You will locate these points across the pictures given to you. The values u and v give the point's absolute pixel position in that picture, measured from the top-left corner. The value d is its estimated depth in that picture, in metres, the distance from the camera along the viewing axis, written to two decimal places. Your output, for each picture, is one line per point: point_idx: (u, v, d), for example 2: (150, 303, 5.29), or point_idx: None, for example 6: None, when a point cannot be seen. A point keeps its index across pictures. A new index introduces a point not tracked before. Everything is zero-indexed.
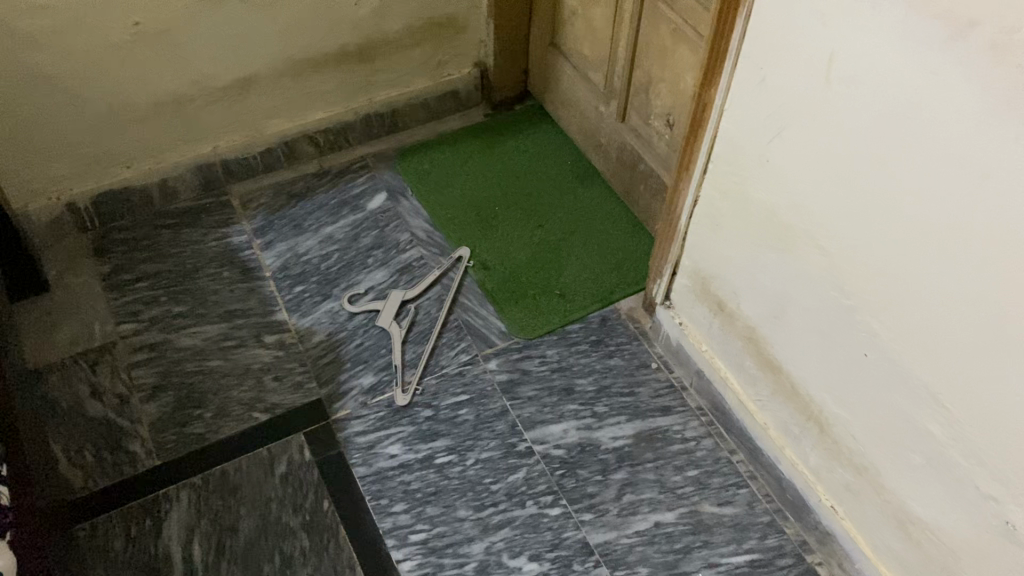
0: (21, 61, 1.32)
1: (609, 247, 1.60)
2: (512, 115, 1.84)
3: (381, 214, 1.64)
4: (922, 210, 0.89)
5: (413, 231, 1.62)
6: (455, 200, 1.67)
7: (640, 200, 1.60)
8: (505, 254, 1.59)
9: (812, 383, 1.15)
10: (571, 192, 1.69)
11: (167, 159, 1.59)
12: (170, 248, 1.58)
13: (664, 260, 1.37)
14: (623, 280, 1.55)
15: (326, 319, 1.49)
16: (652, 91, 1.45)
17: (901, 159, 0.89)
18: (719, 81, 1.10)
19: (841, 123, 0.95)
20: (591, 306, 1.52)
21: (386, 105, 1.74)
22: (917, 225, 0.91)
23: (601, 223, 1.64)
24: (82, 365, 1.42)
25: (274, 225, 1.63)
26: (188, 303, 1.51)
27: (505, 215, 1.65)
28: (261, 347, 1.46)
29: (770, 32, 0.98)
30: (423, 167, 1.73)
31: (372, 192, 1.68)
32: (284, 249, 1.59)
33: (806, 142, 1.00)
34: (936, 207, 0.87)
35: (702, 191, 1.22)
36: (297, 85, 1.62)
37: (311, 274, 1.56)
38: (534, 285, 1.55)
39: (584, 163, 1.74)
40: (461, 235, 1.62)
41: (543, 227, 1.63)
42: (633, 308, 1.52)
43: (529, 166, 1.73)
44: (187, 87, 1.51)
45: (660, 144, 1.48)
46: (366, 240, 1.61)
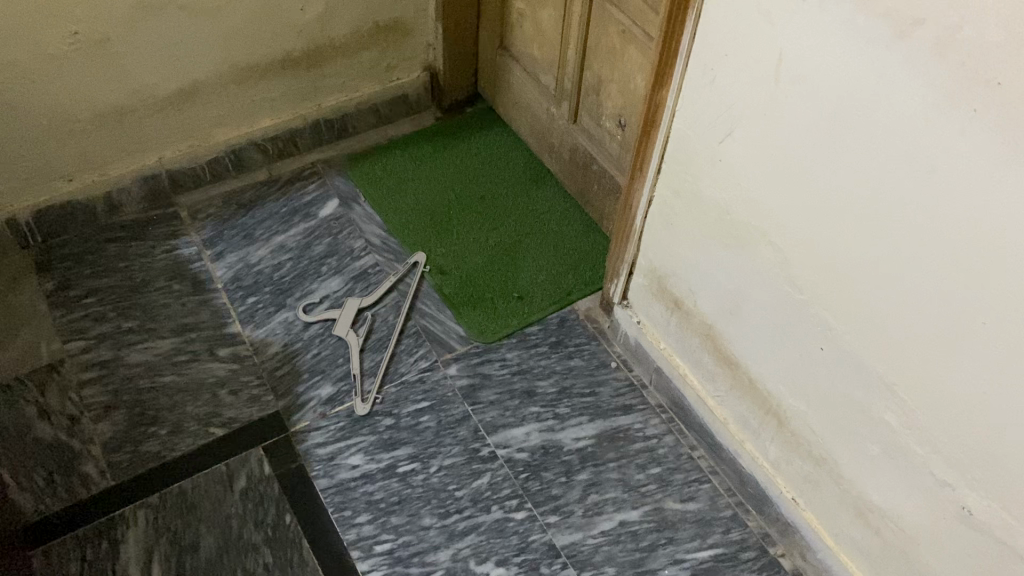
0: None
1: (565, 248, 1.60)
2: (463, 118, 1.82)
3: (334, 221, 1.62)
4: (873, 206, 0.91)
5: (367, 237, 1.61)
6: (408, 205, 1.66)
7: (594, 201, 1.60)
8: (460, 257, 1.58)
9: (770, 379, 1.16)
10: (525, 194, 1.68)
11: (111, 172, 1.55)
12: (117, 262, 1.54)
13: (621, 259, 1.36)
14: (579, 281, 1.55)
15: (281, 330, 1.47)
16: (602, 92, 1.44)
17: (852, 156, 0.91)
18: (670, 83, 1.11)
19: (792, 122, 0.96)
20: (549, 307, 1.51)
21: (335, 110, 1.71)
22: (869, 220, 0.92)
23: (556, 224, 1.64)
24: (29, 385, 1.38)
25: (225, 235, 1.60)
26: (137, 318, 1.47)
27: (460, 219, 1.63)
28: (216, 360, 1.43)
29: (719, 33, 0.99)
30: (374, 172, 1.71)
31: (324, 198, 1.66)
32: (235, 259, 1.56)
33: (758, 141, 1.01)
34: (886, 202, 0.89)
35: (656, 191, 1.23)
36: (243, 93, 1.59)
37: (265, 283, 1.53)
38: (491, 288, 1.54)
39: (537, 164, 1.73)
40: (416, 239, 1.60)
41: (498, 230, 1.62)
42: (590, 308, 1.52)
43: (482, 169, 1.72)
44: (129, 98, 1.47)
45: (612, 144, 1.48)
46: (319, 248, 1.58)
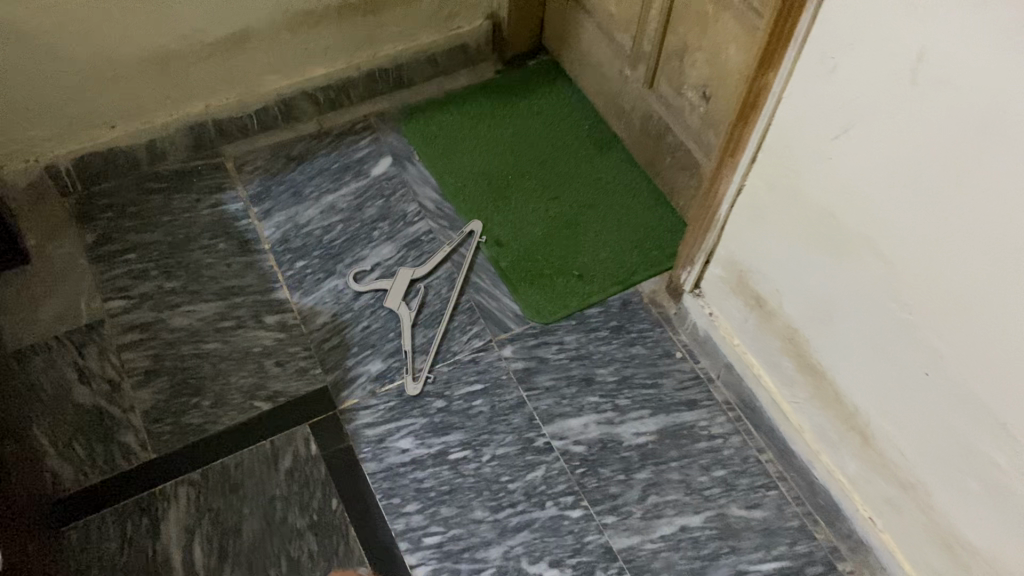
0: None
1: (630, 223, 1.50)
2: (525, 71, 1.70)
3: (386, 182, 1.53)
4: (1011, 233, 0.80)
5: (421, 201, 1.52)
6: (465, 168, 1.56)
7: (665, 173, 1.49)
8: (518, 228, 1.49)
9: (859, 394, 1.08)
10: (589, 161, 1.58)
11: (156, 119, 1.47)
12: (159, 216, 1.47)
13: (698, 247, 1.27)
14: (644, 260, 1.46)
15: (330, 299, 1.40)
16: (686, 59, 1.31)
17: (994, 175, 0.79)
18: (779, 69, 0.99)
19: (925, 129, 0.84)
20: (612, 287, 1.43)
21: (391, 60, 1.60)
22: (1004, 247, 0.81)
23: (620, 196, 1.53)
24: (68, 346, 1.32)
25: (273, 191, 1.51)
26: (181, 279, 1.40)
27: (519, 186, 1.54)
28: (262, 329, 1.36)
29: (846, 20, 0.87)
30: (431, 129, 1.60)
31: (376, 156, 1.57)
32: (283, 219, 1.48)
33: (880, 144, 0.90)
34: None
35: (748, 182, 1.12)
36: (296, 40, 1.48)
37: (313, 247, 1.45)
38: (551, 264, 1.45)
39: (602, 127, 1.62)
40: (472, 206, 1.51)
41: (559, 200, 1.52)
42: (656, 291, 1.43)
43: (543, 131, 1.61)
44: (176, 43, 1.37)
45: (692, 117, 1.36)
46: (371, 211, 1.50)
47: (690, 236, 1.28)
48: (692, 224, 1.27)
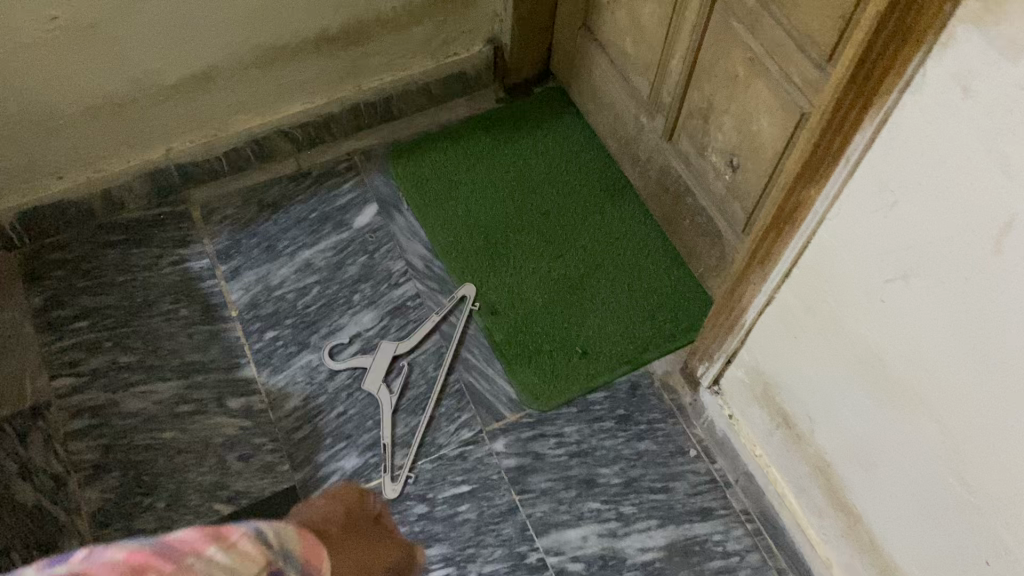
0: None
1: (643, 287, 1.33)
2: (530, 102, 1.52)
3: (370, 234, 1.36)
4: None
5: (408, 259, 1.35)
6: (458, 218, 1.38)
7: (683, 234, 1.31)
8: (516, 293, 1.32)
9: (902, 553, 0.92)
10: (598, 211, 1.39)
11: (110, 167, 1.30)
12: (116, 275, 1.31)
13: (717, 345, 1.09)
14: (658, 335, 1.28)
15: (302, 378, 1.25)
16: (712, 121, 1.13)
17: None
18: (823, 183, 0.81)
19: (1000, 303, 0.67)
20: (619, 367, 1.26)
21: (378, 93, 1.42)
22: None
23: (633, 254, 1.35)
24: (9, 433, 1.18)
25: (243, 244, 1.35)
26: (137, 352, 1.25)
27: (519, 241, 1.36)
28: (225, 415, 1.21)
29: (915, 157, 0.69)
30: (421, 171, 1.43)
31: (360, 202, 1.40)
32: (253, 280, 1.32)
33: (944, 306, 0.73)
34: None
35: (779, 294, 0.94)
36: (268, 77, 1.30)
37: (286, 314, 1.30)
38: (551, 337, 1.28)
39: (614, 170, 1.43)
40: (465, 265, 1.34)
41: (563, 259, 1.35)
42: (669, 372, 1.27)
43: (548, 174, 1.43)
44: (128, 87, 1.20)
45: (717, 183, 1.18)
46: (351, 270, 1.33)
47: (708, 331, 1.10)
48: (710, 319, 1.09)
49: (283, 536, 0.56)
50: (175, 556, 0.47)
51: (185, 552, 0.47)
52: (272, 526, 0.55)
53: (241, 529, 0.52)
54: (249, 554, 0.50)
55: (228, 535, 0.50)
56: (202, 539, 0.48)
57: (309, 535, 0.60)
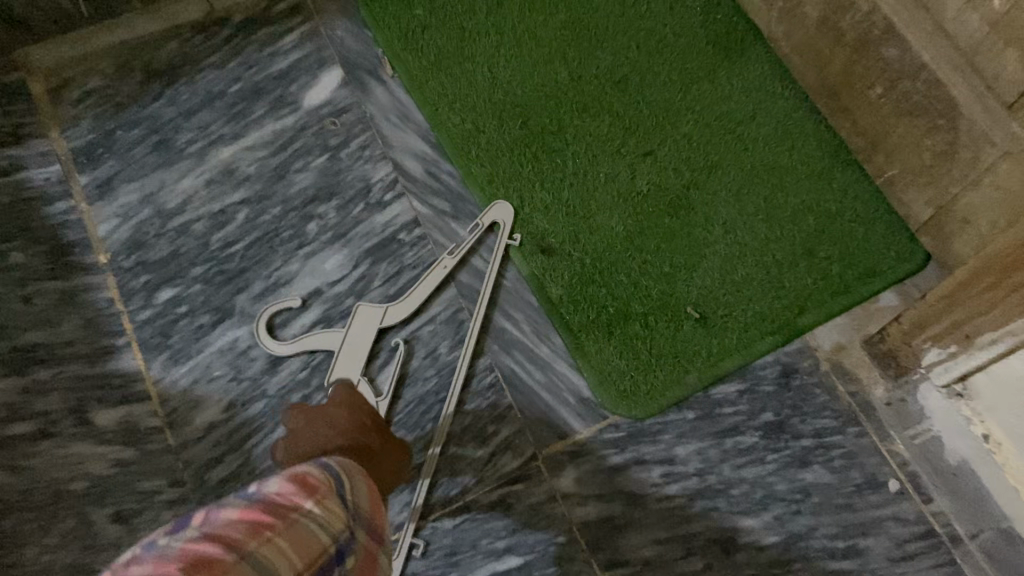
0: None
1: (789, 204, 0.80)
2: None
3: (331, 120, 0.82)
4: None
5: (396, 159, 0.81)
6: (478, 90, 0.84)
7: (861, 113, 0.78)
8: (579, 217, 0.80)
9: None
10: (705, 76, 0.85)
11: None
12: None
13: (988, 325, 0.60)
14: (817, 283, 0.77)
15: (223, 370, 0.73)
16: None
17: None
18: None
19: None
20: (759, 341, 0.75)
21: None
22: None
23: (766, 149, 0.82)
24: None
25: (118, 137, 0.80)
26: None
27: (579, 129, 0.83)
28: None
29: None
30: (413, 12, 0.87)
31: (314, 65, 0.84)
32: (135, 199, 0.78)
33: None
34: None
35: None
36: None
37: (193, 259, 0.76)
38: (643, 290, 0.77)
39: (726, 7, 0.87)
40: (495, 172, 0.81)
41: (654, 158, 0.82)
42: (842, 348, 0.76)
43: (619, 16, 0.87)
44: None
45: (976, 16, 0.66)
46: (303, 181, 0.79)
47: (955, 303, 0.61)
48: (958, 282, 0.60)
49: (354, 486, 0.42)
50: (276, 511, 0.35)
51: (287, 508, 0.36)
52: (343, 476, 0.42)
53: (314, 473, 0.40)
54: (341, 512, 0.39)
55: (316, 486, 0.38)
56: (299, 491, 0.37)
57: (365, 479, 0.45)
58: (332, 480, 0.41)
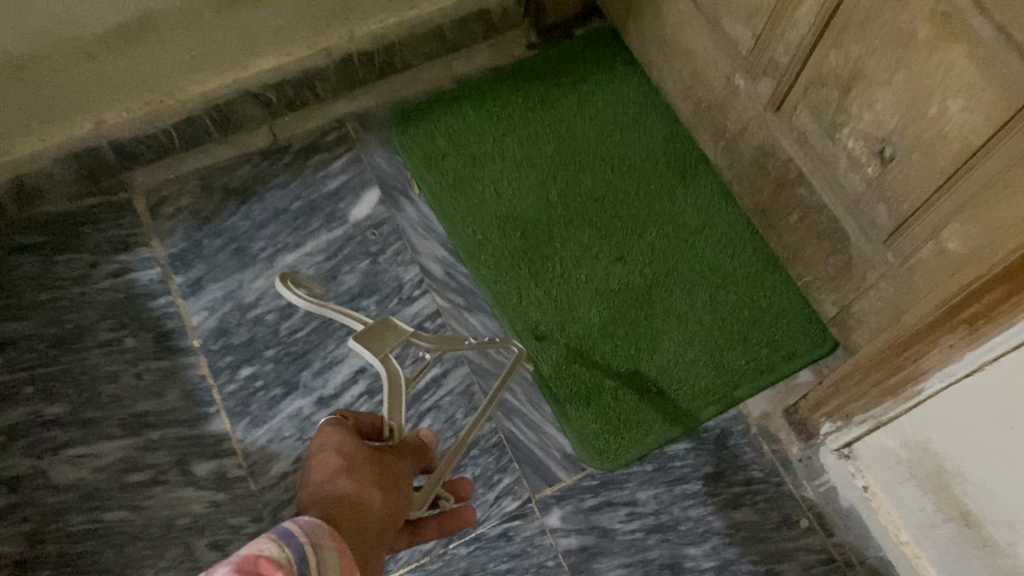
0: None
1: (729, 300, 1.03)
2: (569, 46, 1.17)
3: (371, 231, 1.04)
4: None
5: (422, 263, 1.03)
6: (486, 207, 1.06)
7: (784, 231, 1.01)
8: (566, 311, 1.02)
9: None
10: (666, 196, 1.08)
11: (17, 148, 0.96)
12: (37, 293, 0.98)
13: (861, 409, 0.82)
14: (750, 365, 1.00)
15: (290, 433, 0.95)
16: (858, 93, 0.81)
17: None
18: None
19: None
20: (704, 411, 0.98)
21: (378, 38, 1.07)
22: None
23: (712, 255, 1.05)
24: None
25: (205, 245, 1.03)
26: (68, 402, 0.94)
27: (567, 239, 1.05)
28: (191, 488, 0.91)
29: None
30: (435, 144, 1.09)
31: (357, 186, 1.06)
32: (220, 296, 1.00)
33: None
34: None
35: (993, 367, 0.66)
36: (228, 23, 0.95)
37: (265, 343, 0.98)
38: (614, 370, 0.99)
39: (683, 141, 1.10)
40: (500, 274, 1.03)
41: (624, 262, 1.04)
42: (768, 415, 0.98)
43: (598, 147, 1.10)
44: (32, 41, 0.85)
45: (853, 176, 0.87)
46: (350, 281, 1.02)
47: (840, 389, 0.83)
48: (842, 375, 0.82)
49: (322, 557, 0.51)
50: None
51: None
52: (310, 546, 0.51)
53: (274, 552, 0.48)
54: None
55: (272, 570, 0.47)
56: None
57: (330, 545, 0.53)
58: (296, 559, 0.49)
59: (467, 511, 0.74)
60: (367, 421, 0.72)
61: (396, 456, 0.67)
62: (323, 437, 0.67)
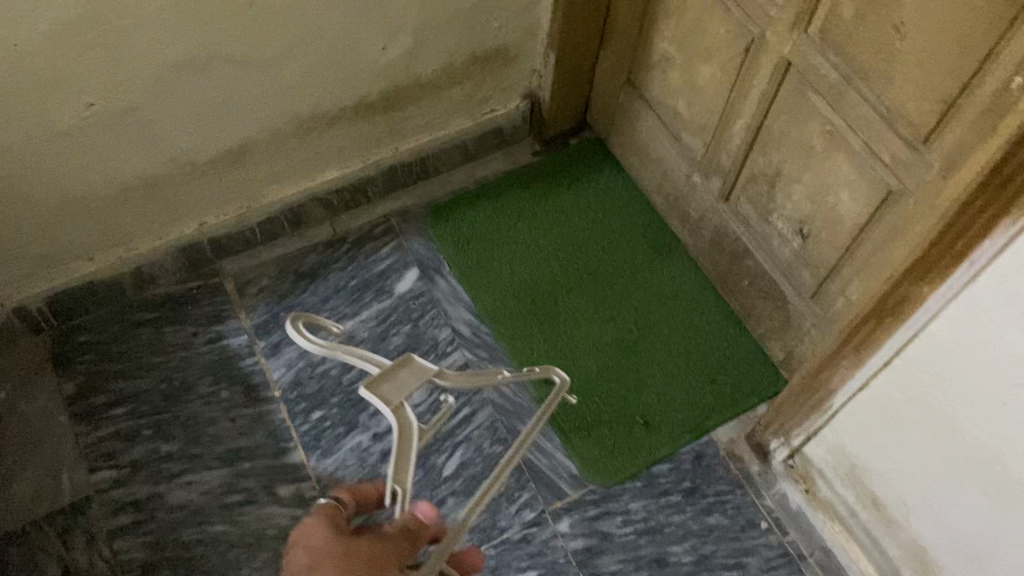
0: None
1: (699, 350, 1.29)
2: (566, 153, 1.46)
3: (413, 302, 1.31)
4: None
5: (454, 325, 1.30)
6: (504, 282, 1.34)
7: (740, 294, 1.27)
8: (570, 361, 1.28)
9: None
10: (647, 269, 1.35)
11: (140, 245, 1.24)
12: (152, 356, 1.25)
13: (795, 424, 1.06)
14: (719, 401, 1.25)
15: (353, 461, 1.20)
16: (780, 188, 1.09)
17: None
18: (940, 283, 0.77)
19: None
20: (682, 438, 1.22)
21: (415, 152, 1.36)
22: None
23: (685, 314, 1.32)
24: (51, 534, 1.13)
25: (282, 317, 1.29)
26: (179, 440, 1.20)
27: (569, 305, 1.32)
28: (277, 505, 1.16)
29: None
30: (461, 233, 1.37)
31: (400, 267, 1.34)
32: (295, 355, 1.27)
33: None
34: None
35: (877, 382, 0.91)
36: (303, 145, 1.24)
37: (331, 392, 1.24)
38: (609, 407, 1.24)
39: (659, 226, 1.39)
40: (516, 334, 1.30)
41: (615, 322, 1.31)
42: (734, 440, 1.23)
43: (592, 232, 1.38)
44: (162, 166, 1.14)
45: (784, 249, 1.14)
46: (397, 341, 1.28)
47: (781, 411, 1.08)
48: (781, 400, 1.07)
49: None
50: None
51: None
52: None
53: None
54: None
55: None
56: None
57: None
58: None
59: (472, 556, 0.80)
60: (369, 501, 0.80)
61: (370, 540, 0.70)
62: (306, 526, 0.72)
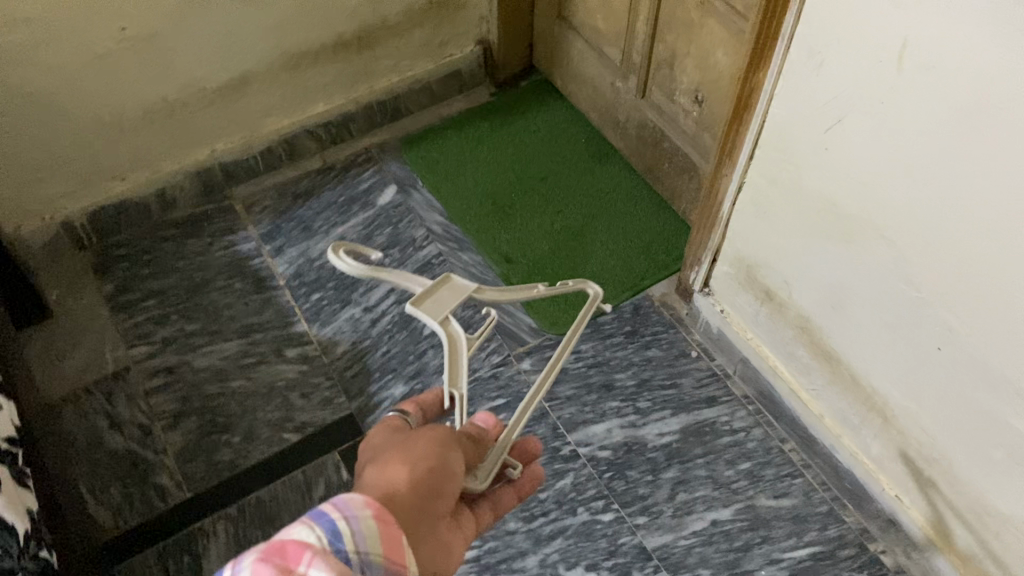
0: (35, 71, 1.24)
1: (635, 229, 1.53)
2: (518, 92, 1.74)
3: (393, 210, 1.56)
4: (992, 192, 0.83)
5: (428, 225, 1.54)
6: (468, 189, 1.59)
7: (663, 179, 1.53)
8: (525, 244, 1.51)
9: (875, 375, 1.09)
10: (589, 172, 1.61)
11: (163, 167, 1.50)
12: (176, 262, 1.50)
13: (704, 247, 1.30)
14: (653, 265, 1.48)
15: (348, 327, 1.43)
16: (676, 66, 1.36)
17: (973, 156, 0.83)
18: (769, 65, 1.02)
19: (910, 134, 0.88)
20: (622, 294, 1.45)
21: (387, 92, 1.65)
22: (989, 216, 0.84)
23: (622, 204, 1.56)
24: (97, 396, 1.34)
25: (283, 228, 1.55)
26: (201, 321, 1.43)
27: (523, 203, 1.57)
28: (284, 362, 1.39)
29: (835, 26, 0.91)
30: (432, 156, 1.64)
31: (381, 185, 1.60)
32: (296, 254, 1.51)
33: (869, 158, 0.95)
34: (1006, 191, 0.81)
35: (747, 178, 1.14)
36: (294, 80, 1.52)
37: (328, 279, 1.49)
38: (561, 275, 1.47)
39: (598, 140, 1.65)
40: (479, 226, 1.54)
41: (563, 213, 1.55)
42: (666, 293, 1.46)
43: (542, 148, 1.64)
44: (179, 91, 1.41)
45: (687, 121, 1.40)
46: (380, 239, 1.52)
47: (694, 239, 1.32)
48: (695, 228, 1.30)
49: (360, 529, 0.57)
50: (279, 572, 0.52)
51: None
52: (343, 518, 0.57)
53: (306, 535, 0.55)
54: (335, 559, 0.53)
55: (305, 545, 0.54)
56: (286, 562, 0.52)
57: (374, 516, 0.59)
58: (329, 537, 0.55)
59: (535, 469, 0.85)
60: (433, 407, 0.82)
61: (426, 436, 0.70)
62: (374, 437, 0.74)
